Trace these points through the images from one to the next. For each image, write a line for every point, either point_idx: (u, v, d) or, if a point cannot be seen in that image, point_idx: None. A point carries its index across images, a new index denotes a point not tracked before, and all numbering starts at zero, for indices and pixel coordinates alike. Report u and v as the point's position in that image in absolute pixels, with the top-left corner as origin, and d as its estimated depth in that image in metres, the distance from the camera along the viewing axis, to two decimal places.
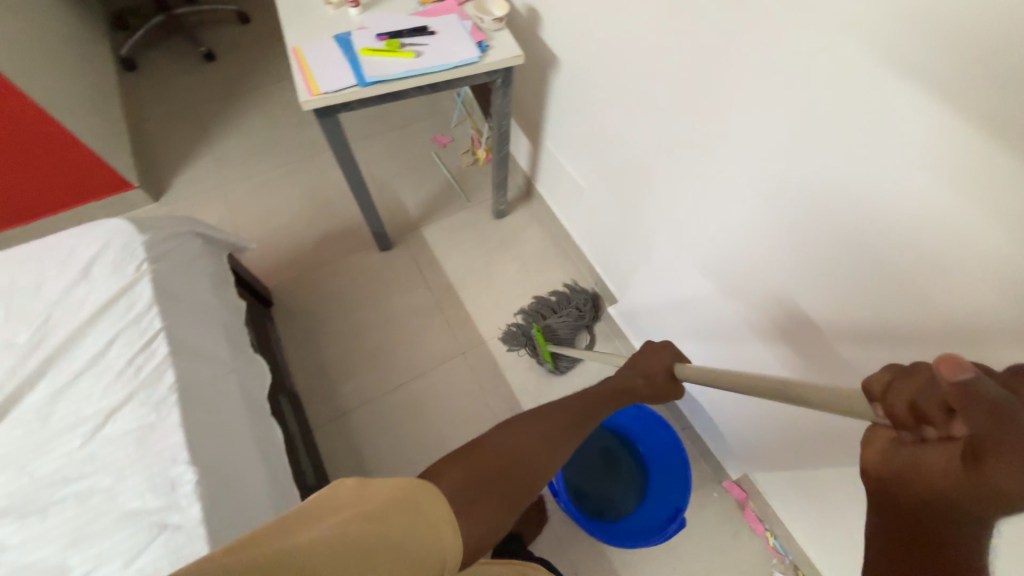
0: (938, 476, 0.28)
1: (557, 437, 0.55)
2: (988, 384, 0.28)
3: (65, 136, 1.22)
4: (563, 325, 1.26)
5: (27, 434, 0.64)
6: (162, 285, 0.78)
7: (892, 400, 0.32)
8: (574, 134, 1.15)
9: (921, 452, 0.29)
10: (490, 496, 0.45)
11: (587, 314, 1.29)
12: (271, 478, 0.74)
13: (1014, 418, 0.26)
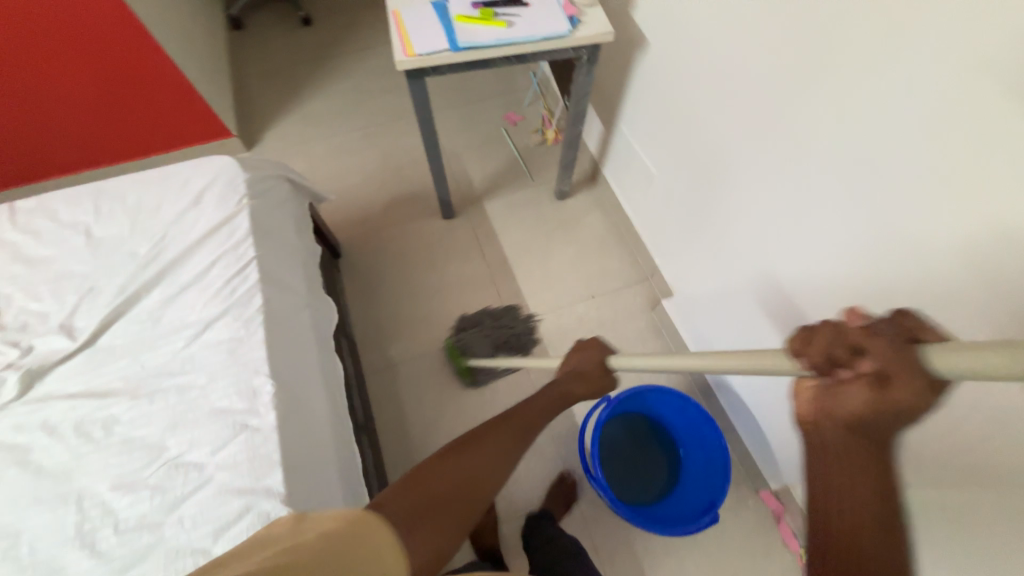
0: (857, 409, 0.33)
1: (505, 450, 0.56)
2: (881, 324, 0.34)
3: (183, 83, 1.35)
4: (490, 340, 1.28)
5: (140, 329, 0.74)
6: (258, 219, 0.87)
7: (809, 353, 0.36)
8: (651, 118, 1.13)
9: (838, 392, 0.34)
10: (435, 518, 0.47)
11: (499, 328, 1.30)
12: (332, 405, 0.81)
13: (904, 347, 0.32)
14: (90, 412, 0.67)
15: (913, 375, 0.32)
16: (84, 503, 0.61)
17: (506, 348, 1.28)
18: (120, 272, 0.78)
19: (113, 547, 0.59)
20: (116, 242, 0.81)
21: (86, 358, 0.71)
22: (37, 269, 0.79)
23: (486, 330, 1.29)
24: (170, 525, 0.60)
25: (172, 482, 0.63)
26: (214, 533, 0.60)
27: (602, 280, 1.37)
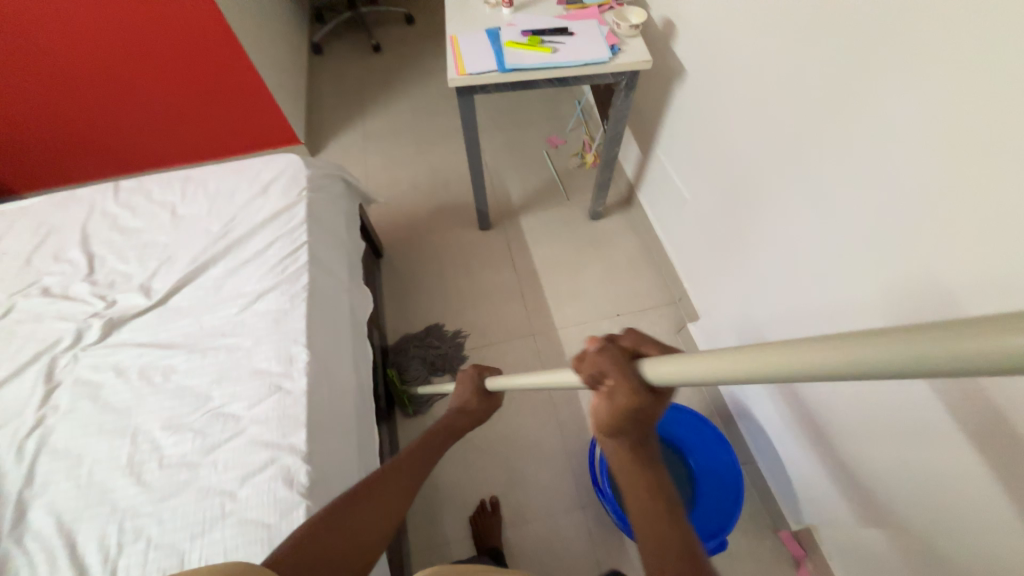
0: (608, 415, 0.41)
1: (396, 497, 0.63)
2: (608, 347, 0.40)
3: (267, 96, 1.54)
4: (425, 361, 1.29)
5: (203, 294, 0.83)
6: (313, 210, 0.97)
7: (580, 372, 0.42)
8: (686, 144, 1.17)
9: (601, 407, 0.41)
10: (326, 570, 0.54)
11: (437, 352, 1.31)
12: (358, 382, 0.87)
13: (627, 362, 0.38)
14: (154, 360, 0.76)
15: (630, 380, 0.38)
16: (137, 438, 0.69)
17: (439, 370, 1.29)
18: (194, 245, 0.90)
19: (156, 479, 0.66)
20: (195, 220, 0.93)
21: (157, 314, 0.81)
22: (129, 237, 0.91)
23: (422, 354, 1.30)
24: (205, 466, 0.67)
25: (212, 429, 0.70)
26: (241, 479, 0.66)
27: (629, 299, 1.38)
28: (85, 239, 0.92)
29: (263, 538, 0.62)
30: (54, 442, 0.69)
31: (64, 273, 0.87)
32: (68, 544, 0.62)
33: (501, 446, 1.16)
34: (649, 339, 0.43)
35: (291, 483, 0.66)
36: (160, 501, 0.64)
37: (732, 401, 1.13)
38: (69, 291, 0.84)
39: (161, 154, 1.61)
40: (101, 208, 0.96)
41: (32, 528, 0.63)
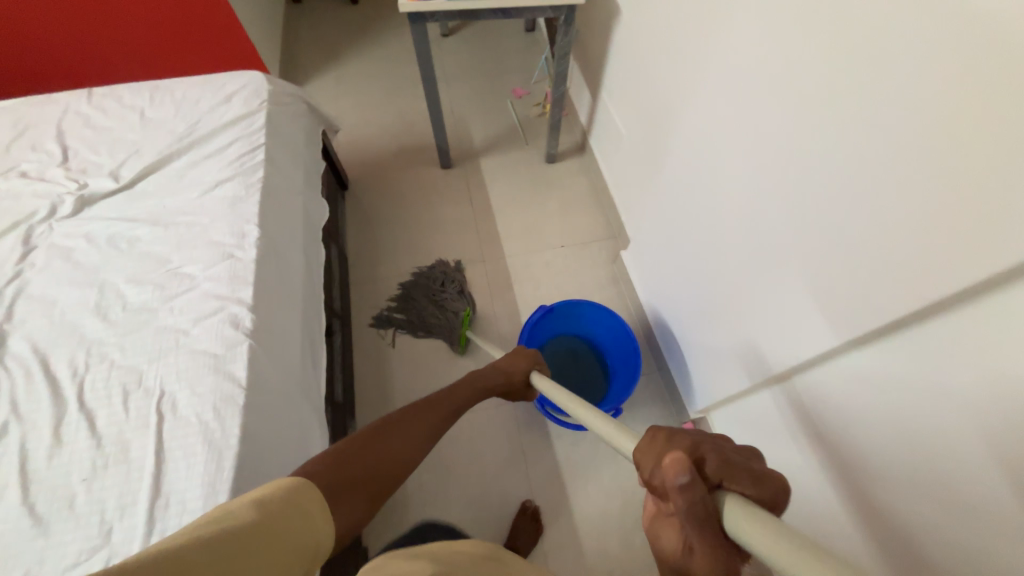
0: (670, 553, 0.38)
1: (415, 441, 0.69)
2: (692, 486, 0.35)
3: None
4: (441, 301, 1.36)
5: (167, 181, 0.93)
6: (272, 119, 1.06)
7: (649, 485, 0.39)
8: (623, 83, 1.27)
9: (662, 540, 0.38)
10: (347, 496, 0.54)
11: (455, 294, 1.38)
12: (307, 268, 0.98)
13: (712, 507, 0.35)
14: (121, 231, 0.86)
15: (708, 535, 0.35)
16: (104, 288, 0.80)
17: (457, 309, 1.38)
18: (160, 141, 0.99)
19: (121, 319, 0.77)
20: (162, 122, 1.02)
21: (125, 195, 0.91)
22: (101, 133, 1.00)
23: (438, 296, 1.36)
24: (164, 311, 0.78)
25: (171, 284, 0.81)
26: (195, 321, 0.77)
27: (574, 232, 1.50)
28: (60, 134, 1.00)
29: (211, 363, 0.73)
30: (31, 290, 0.80)
31: (40, 160, 0.96)
32: (42, 364, 0.73)
33: (447, 354, 1.30)
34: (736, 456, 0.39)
35: (238, 325, 0.77)
36: (123, 335, 0.75)
37: (652, 315, 1.26)
38: (45, 175, 0.94)
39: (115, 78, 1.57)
40: (75, 108, 1.05)
41: (12, 350, 0.74)
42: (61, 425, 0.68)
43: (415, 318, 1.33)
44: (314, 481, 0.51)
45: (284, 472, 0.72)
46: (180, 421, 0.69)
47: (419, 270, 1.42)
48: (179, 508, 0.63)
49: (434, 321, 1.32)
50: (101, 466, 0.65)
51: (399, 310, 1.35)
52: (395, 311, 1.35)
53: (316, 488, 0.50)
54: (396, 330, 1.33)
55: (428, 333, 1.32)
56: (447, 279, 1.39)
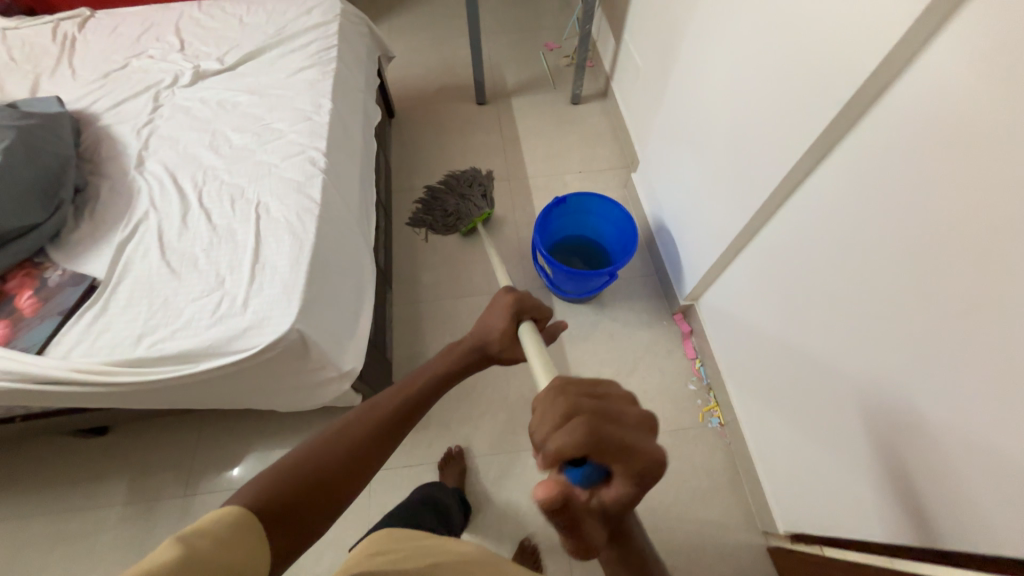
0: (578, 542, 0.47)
1: (377, 433, 0.59)
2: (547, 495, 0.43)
3: None
4: (459, 198, 1.46)
5: (261, 66, 1.16)
6: (342, 29, 1.27)
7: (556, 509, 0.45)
8: (642, 18, 1.42)
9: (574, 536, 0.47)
10: (287, 521, 0.47)
11: (470, 191, 1.46)
12: (364, 145, 1.19)
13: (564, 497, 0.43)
14: (226, 97, 1.09)
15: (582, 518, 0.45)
16: (216, 134, 1.03)
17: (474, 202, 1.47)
18: (255, 39, 1.22)
19: (228, 153, 0.99)
20: (256, 25, 1.25)
21: (229, 74, 1.14)
22: (209, 31, 1.24)
23: (457, 195, 1.46)
24: (260, 151, 1.00)
25: (265, 134, 1.03)
26: (283, 158, 0.98)
27: (591, 163, 1.68)
28: (177, 31, 1.24)
29: (295, 186, 0.94)
30: (161, 132, 1.03)
31: (163, 48, 1.20)
32: (171, 177, 0.96)
33: (470, 252, 1.50)
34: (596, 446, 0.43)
35: (315, 164, 0.98)
36: (230, 164, 0.98)
37: (654, 224, 1.40)
38: (168, 57, 1.18)
39: None
40: (188, 14, 1.28)
41: (149, 168, 0.97)
42: (186, 215, 0.90)
43: (439, 217, 1.45)
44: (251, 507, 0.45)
45: (343, 273, 0.92)
46: (272, 219, 0.90)
47: (444, 179, 1.52)
48: (272, 270, 0.83)
49: (459, 219, 1.44)
50: (216, 243, 0.87)
51: (425, 212, 1.47)
52: (422, 214, 1.47)
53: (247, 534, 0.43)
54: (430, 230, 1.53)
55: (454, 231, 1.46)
56: (472, 180, 1.48)
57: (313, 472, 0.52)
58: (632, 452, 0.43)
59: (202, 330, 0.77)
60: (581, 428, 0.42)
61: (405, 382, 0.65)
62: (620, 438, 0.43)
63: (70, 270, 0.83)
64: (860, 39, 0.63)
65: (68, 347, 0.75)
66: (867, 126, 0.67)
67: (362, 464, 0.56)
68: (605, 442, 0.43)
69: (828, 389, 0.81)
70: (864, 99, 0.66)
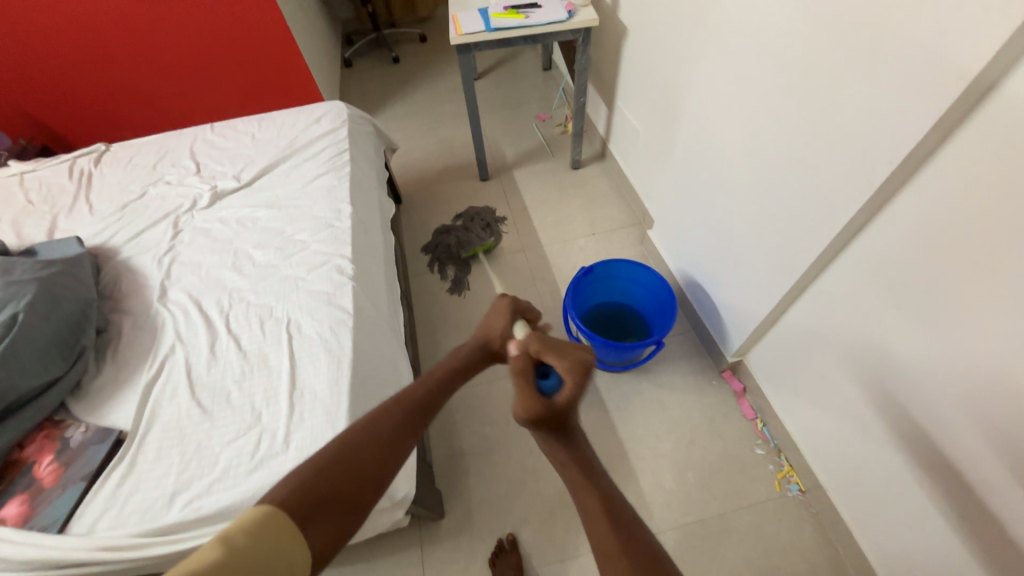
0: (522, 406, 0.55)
1: (414, 420, 0.56)
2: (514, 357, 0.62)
3: (311, 92, 1.88)
4: (458, 237, 1.62)
5: (277, 179, 1.17)
6: (352, 132, 1.31)
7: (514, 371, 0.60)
8: (635, 86, 1.49)
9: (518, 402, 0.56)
10: (324, 515, 0.46)
11: (462, 227, 1.65)
12: (384, 241, 1.17)
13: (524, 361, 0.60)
14: (246, 214, 1.09)
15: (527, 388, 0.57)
16: (237, 253, 1.01)
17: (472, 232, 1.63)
18: (269, 153, 1.24)
19: (252, 272, 0.97)
20: (269, 139, 1.28)
21: (246, 191, 1.15)
22: (222, 151, 1.27)
23: (454, 238, 1.63)
24: (285, 265, 0.97)
25: (288, 247, 1.01)
26: (309, 270, 0.96)
27: (602, 223, 1.68)
28: (192, 154, 1.27)
29: (325, 298, 0.90)
30: (182, 258, 1.01)
31: (179, 172, 1.22)
32: (196, 305, 0.92)
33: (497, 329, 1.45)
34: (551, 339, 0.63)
35: (343, 272, 0.95)
36: (255, 282, 0.95)
37: (682, 279, 1.37)
38: (185, 181, 1.19)
39: (199, 117, 1.86)
40: (201, 136, 1.32)
41: (172, 298, 0.94)
42: (214, 345, 0.86)
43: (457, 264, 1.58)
44: (284, 504, 0.45)
45: (383, 384, 0.86)
46: (305, 337, 0.85)
47: (440, 228, 1.68)
48: (311, 396, 0.77)
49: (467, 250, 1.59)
50: (248, 371, 0.81)
51: (444, 270, 1.59)
52: (444, 273, 1.58)
53: (273, 524, 0.43)
54: (453, 310, 1.50)
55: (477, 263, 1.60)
56: (459, 219, 1.68)
57: (322, 483, 0.48)
58: (575, 347, 0.62)
59: (242, 477, 0.70)
60: (533, 336, 0.63)
61: (442, 364, 0.62)
62: (565, 342, 0.62)
63: (94, 424, 0.77)
64: (898, 100, 0.63)
65: (93, 520, 0.67)
66: (930, 176, 0.65)
67: (373, 469, 0.51)
68: (551, 341, 0.62)
69: (942, 455, 0.73)
70: (920, 152, 0.64)
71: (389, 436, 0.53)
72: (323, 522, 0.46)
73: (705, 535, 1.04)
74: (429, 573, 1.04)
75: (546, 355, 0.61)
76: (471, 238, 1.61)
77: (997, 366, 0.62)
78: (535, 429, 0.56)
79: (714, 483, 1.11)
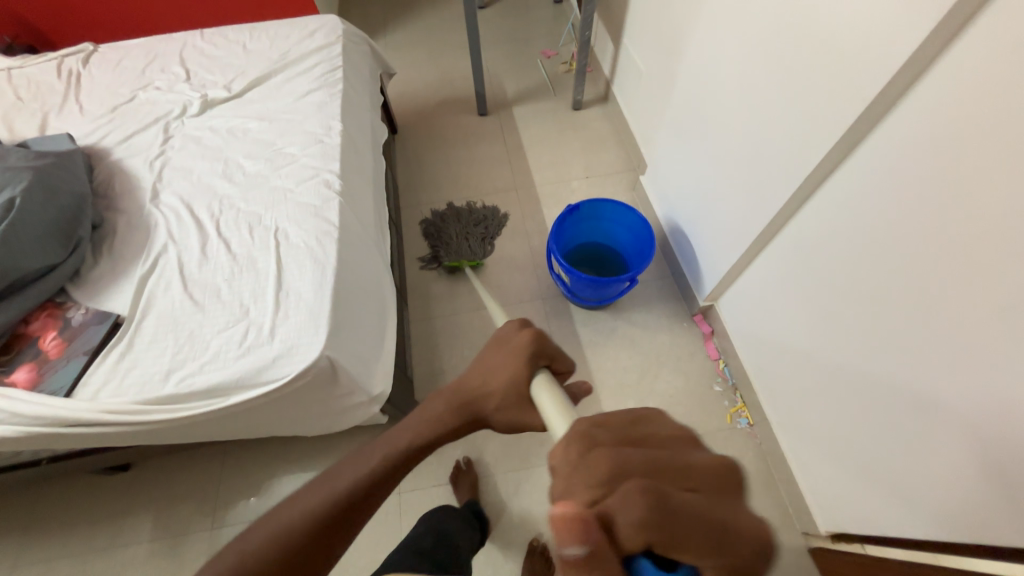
0: None
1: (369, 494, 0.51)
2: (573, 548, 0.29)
3: (307, 7, 1.79)
4: (458, 237, 1.43)
5: (269, 92, 1.16)
6: (346, 49, 1.27)
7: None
8: (642, 22, 1.43)
9: None
10: None
11: (464, 230, 1.43)
12: (374, 164, 1.18)
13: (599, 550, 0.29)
14: (237, 125, 1.09)
15: None
16: (228, 162, 1.02)
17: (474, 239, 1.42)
18: (261, 64, 1.22)
19: (242, 181, 0.99)
20: (261, 51, 1.25)
21: (236, 102, 1.14)
22: (213, 59, 1.24)
23: (453, 233, 1.43)
24: (274, 176, 0.99)
25: (278, 159, 1.02)
26: (298, 183, 0.98)
27: (597, 167, 1.68)
28: (182, 61, 1.25)
29: (312, 210, 0.93)
30: (173, 163, 1.03)
31: (169, 79, 1.20)
32: (187, 209, 0.95)
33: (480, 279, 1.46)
34: (653, 490, 0.30)
35: (331, 187, 0.97)
36: (245, 191, 0.97)
37: (667, 226, 1.39)
38: (175, 88, 1.18)
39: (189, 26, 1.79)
40: (191, 43, 1.29)
41: (164, 201, 0.97)
42: (205, 246, 0.89)
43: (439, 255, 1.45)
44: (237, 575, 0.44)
45: (366, 295, 0.91)
46: (291, 245, 0.89)
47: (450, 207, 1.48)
48: (296, 297, 0.82)
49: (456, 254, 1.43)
50: (237, 273, 0.86)
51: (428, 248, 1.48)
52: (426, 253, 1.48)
53: None
54: None
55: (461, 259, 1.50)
56: (475, 218, 1.46)
57: (275, 569, 0.46)
58: (729, 535, 0.30)
59: (231, 362, 0.76)
60: (642, 498, 0.29)
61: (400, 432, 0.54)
62: (699, 516, 0.30)
63: (93, 308, 0.82)
64: (880, 35, 0.64)
65: (96, 387, 0.75)
66: (901, 115, 0.66)
67: (329, 539, 0.49)
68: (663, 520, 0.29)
69: (871, 387, 0.80)
70: (893, 91, 0.66)
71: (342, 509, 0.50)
72: None
73: None
74: (405, 471, 1.15)
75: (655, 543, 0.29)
76: (468, 246, 1.42)
77: (927, 304, 0.68)
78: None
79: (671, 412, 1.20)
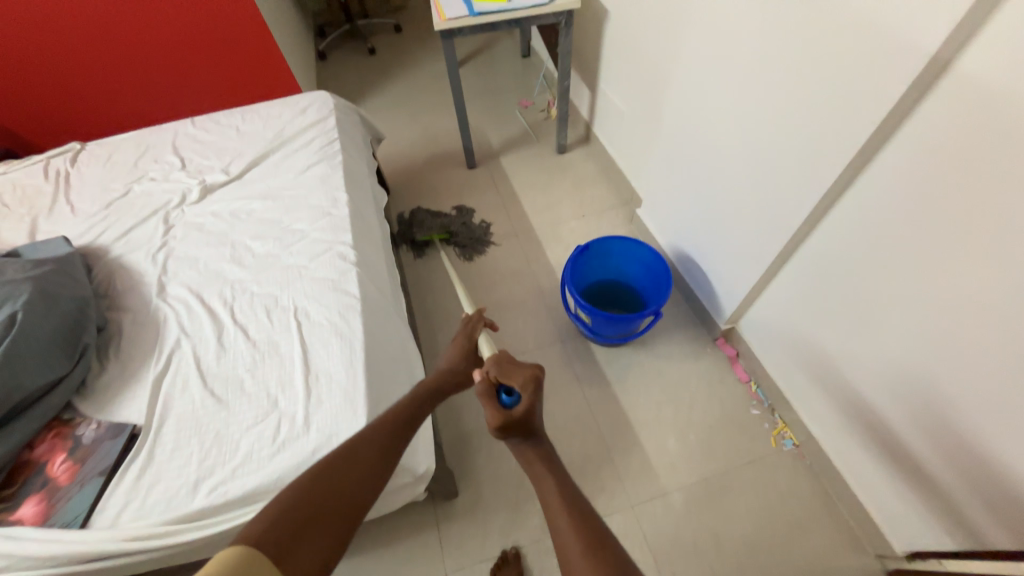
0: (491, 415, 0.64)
1: (382, 452, 0.60)
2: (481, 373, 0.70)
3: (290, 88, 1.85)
4: (436, 225, 1.62)
5: (268, 170, 1.15)
6: (340, 122, 1.29)
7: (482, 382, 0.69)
8: (618, 68, 1.51)
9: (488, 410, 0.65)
10: (313, 531, 0.49)
11: (441, 219, 1.64)
12: (381, 228, 1.17)
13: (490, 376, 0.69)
14: (240, 207, 1.08)
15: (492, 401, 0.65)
16: (235, 246, 1.00)
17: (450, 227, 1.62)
18: (257, 145, 1.22)
19: (252, 263, 0.96)
20: (255, 132, 1.26)
21: (236, 184, 1.13)
22: (207, 144, 1.24)
23: (432, 223, 1.63)
24: (286, 254, 0.97)
25: (287, 237, 1.00)
26: (312, 258, 0.95)
27: (591, 204, 1.72)
28: (175, 149, 1.24)
29: (331, 284, 0.91)
30: (177, 253, 0.99)
31: (164, 168, 1.19)
32: (198, 300, 0.91)
33: (449, 266, 1.50)
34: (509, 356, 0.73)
35: (346, 259, 0.95)
36: (257, 274, 0.94)
37: (674, 254, 1.41)
38: (171, 176, 1.16)
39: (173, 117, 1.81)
40: (182, 131, 1.29)
41: (172, 294, 0.92)
42: (221, 336, 0.85)
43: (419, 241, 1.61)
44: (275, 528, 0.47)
45: (396, 364, 0.87)
46: (314, 324, 0.85)
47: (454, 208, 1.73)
48: (326, 380, 0.78)
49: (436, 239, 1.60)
50: (260, 361, 0.81)
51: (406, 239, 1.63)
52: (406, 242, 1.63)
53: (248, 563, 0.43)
54: (449, 298, 1.51)
55: (444, 246, 1.61)
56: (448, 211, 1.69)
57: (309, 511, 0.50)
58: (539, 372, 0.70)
59: (267, 461, 0.70)
60: (505, 356, 0.72)
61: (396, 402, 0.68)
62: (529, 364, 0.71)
63: (106, 421, 0.76)
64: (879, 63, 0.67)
65: (117, 511, 0.67)
66: (910, 131, 0.69)
67: (356, 491, 0.54)
68: (510, 362, 0.71)
69: (926, 397, 0.78)
70: (898, 111, 0.68)
71: (365, 461, 0.57)
72: (307, 544, 0.48)
73: (709, 491, 1.10)
74: (448, 548, 1.06)
75: (507, 373, 0.69)
76: (445, 232, 1.61)
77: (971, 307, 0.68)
78: (506, 437, 0.65)
79: (714, 442, 1.16)
